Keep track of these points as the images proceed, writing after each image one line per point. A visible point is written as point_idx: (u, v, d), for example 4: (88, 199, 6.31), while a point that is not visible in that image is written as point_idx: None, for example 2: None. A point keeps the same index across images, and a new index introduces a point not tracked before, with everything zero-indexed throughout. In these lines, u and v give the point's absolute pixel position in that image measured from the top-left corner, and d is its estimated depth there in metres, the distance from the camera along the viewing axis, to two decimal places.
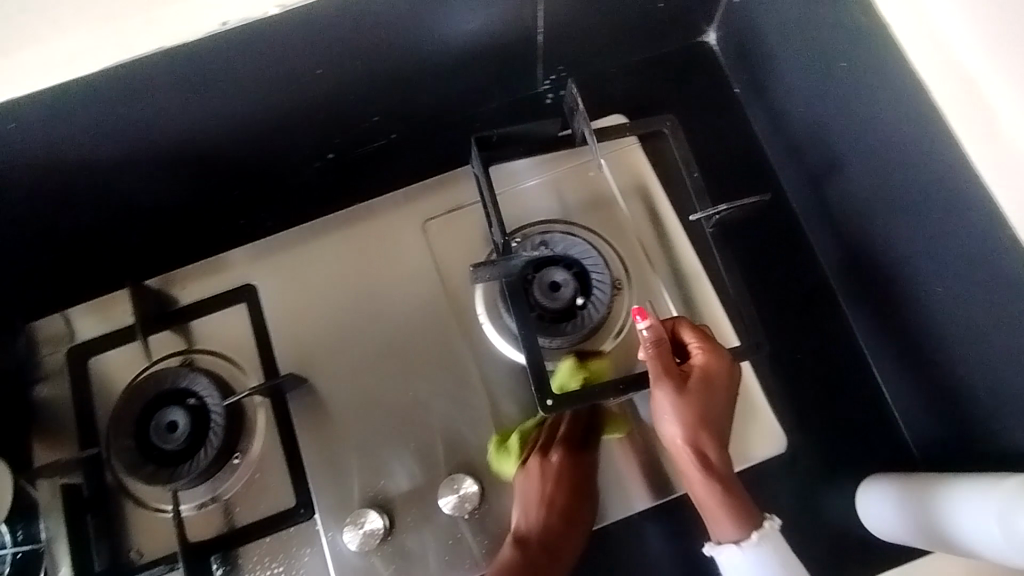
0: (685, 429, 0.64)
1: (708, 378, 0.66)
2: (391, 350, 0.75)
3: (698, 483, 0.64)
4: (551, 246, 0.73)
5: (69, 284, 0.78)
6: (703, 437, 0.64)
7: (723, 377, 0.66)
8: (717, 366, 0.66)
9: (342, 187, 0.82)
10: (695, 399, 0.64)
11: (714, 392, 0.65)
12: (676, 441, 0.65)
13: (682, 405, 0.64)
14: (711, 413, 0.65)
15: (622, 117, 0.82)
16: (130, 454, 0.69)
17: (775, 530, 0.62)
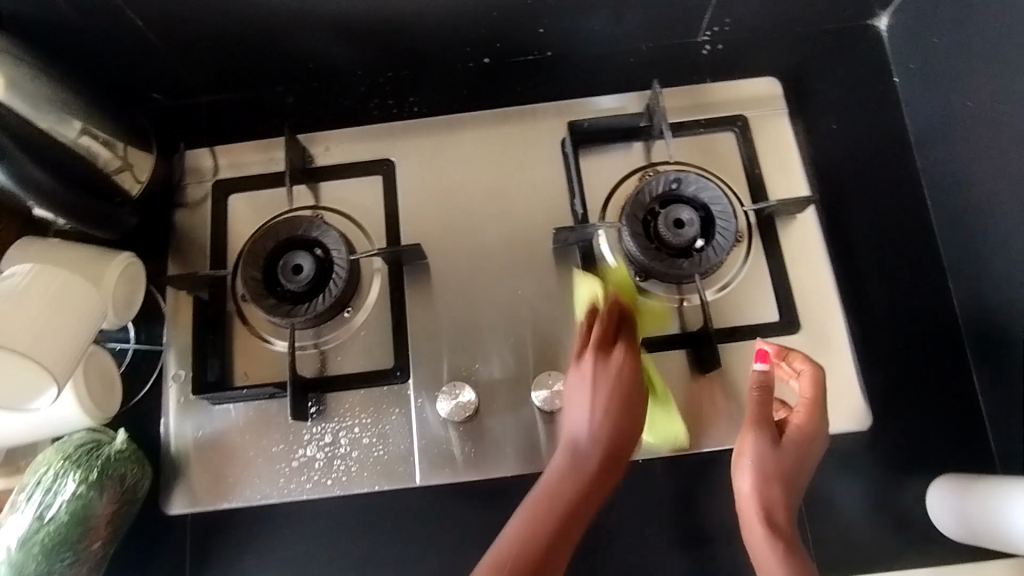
0: (763, 482, 0.61)
1: (805, 439, 0.63)
2: (506, 251, 0.78)
3: (758, 540, 0.61)
4: (683, 186, 0.75)
5: (227, 125, 0.85)
6: (782, 492, 0.61)
7: (817, 440, 0.64)
8: (812, 427, 0.63)
9: (487, 93, 0.85)
10: (785, 457, 0.62)
11: (803, 453, 0.63)
12: (747, 491, 0.62)
13: (771, 458, 0.61)
14: (795, 473, 0.62)
15: (776, 82, 0.82)
16: (256, 284, 0.73)
17: None
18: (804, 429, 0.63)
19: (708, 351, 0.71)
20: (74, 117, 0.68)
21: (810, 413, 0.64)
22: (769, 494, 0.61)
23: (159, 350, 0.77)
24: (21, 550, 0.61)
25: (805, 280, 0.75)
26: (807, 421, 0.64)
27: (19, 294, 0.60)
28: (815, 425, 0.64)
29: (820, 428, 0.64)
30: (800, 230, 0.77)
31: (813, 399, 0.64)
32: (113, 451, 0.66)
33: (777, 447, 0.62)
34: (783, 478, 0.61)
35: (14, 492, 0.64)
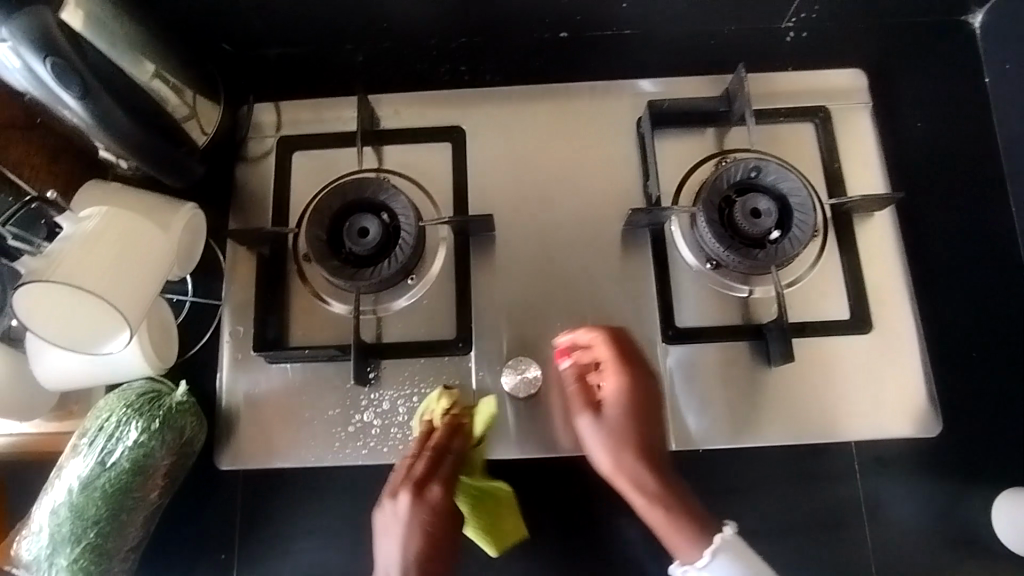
0: (611, 453, 0.63)
1: (623, 398, 0.65)
2: (572, 228, 0.77)
3: (642, 509, 0.63)
4: (762, 175, 0.73)
5: (294, 80, 0.82)
6: (635, 456, 0.63)
7: (648, 399, 0.65)
8: (624, 388, 0.65)
9: (562, 65, 0.83)
10: (618, 425, 0.64)
11: (636, 418, 0.64)
12: (604, 467, 0.64)
13: (607, 432, 0.64)
14: (638, 432, 0.64)
15: (861, 74, 0.80)
16: (320, 245, 0.72)
17: (731, 539, 0.61)
18: (616, 392, 0.65)
19: (776, 344, 0.69)
20: (146, 58, 0.65)
21: (620, 376, 0.65)
22: (621, 469, 0.63)
23: (217, 305, 0.76)
24: (82, 494, 0.61)
25: (879, 279, 0.74)
26: (619, 388, 0.65)
27: (91, 237, 0.58)
28: (635, 383, 0.65)
29: (642, 385, 0.65)
30: (877, 228, 0.75)
31: (611, 361, 0.66)
32: (174, 402, 0.65)
33: (604, 418, 0.65)
34: (629, 448, 0.63)
35: (74, 436, 0.64)
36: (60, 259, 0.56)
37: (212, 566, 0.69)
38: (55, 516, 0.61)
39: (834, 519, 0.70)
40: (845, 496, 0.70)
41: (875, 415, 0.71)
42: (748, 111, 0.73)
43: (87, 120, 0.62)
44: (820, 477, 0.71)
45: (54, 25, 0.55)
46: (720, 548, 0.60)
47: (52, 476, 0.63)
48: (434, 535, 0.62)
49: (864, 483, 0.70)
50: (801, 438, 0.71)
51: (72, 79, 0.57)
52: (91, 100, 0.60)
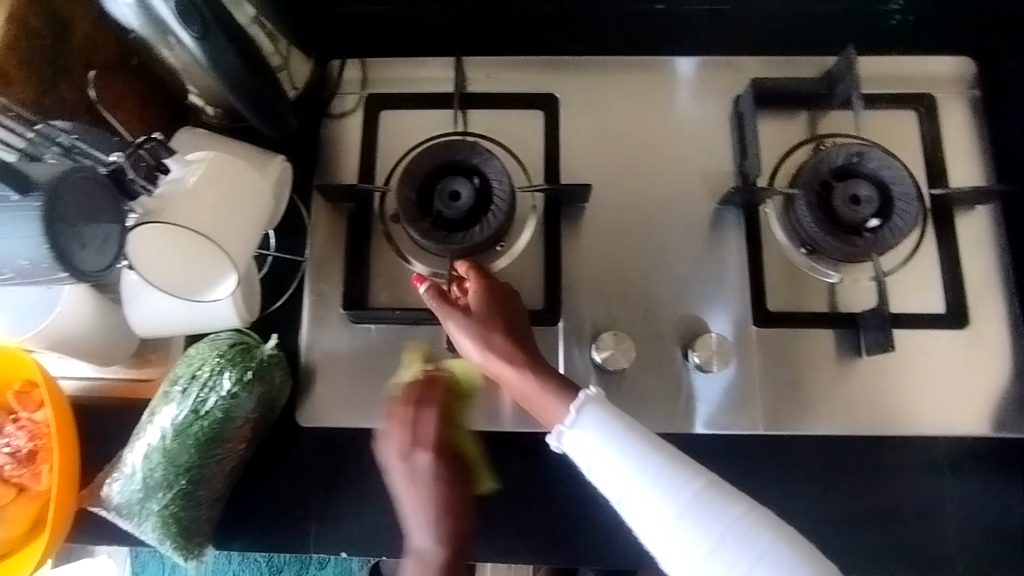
0: (477, 339, 0.61)
1: (482, 295, 0.63)
2: (663, 203, 0.76)
3: (515, 384, 0.60)
4: (863, 161, 0.71)
5: (383, 38, 0.81)
6: (502, 336, 0.61)
7: (490, 283, 0.64)
8: (431, 277, 0.63)
9: (659, 37, 0.81)
10: (486, 316, 0.62)
11: (445, 294, 0.63)
12: (474, 354, 0.62)
13: (473, 321, 0.61)
14: (504, 321, 0.63)
15: (969, 62, 0.77)
16: (410, 205, 0.70)
17: (598, 394, 0.55)
18: (484, 301, 0.63)
19: (873, 333, 0.68)
20: (249, 2, 0.64)
21: (431, 278, 0.63)
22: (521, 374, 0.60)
23: (299, 262, 0.75)
24: (176, 440, 0.61)
25: (977, 273, 0.72)
26: (430, 281, 0.63)
27: (202, 185, 0.56)
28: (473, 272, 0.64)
29: (491, 281, 0.64)
30: (978, 221, 0.73)
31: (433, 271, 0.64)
32: (265, 354, 0.64)
33: (472, 317, 0.62)
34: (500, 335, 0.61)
35: (165, 383, 0.64)
36: (174, 201, 0.55)
37: (290, 522, 0.69)
38: (149, 461, 0.61)
39: (921, 514, 0.68)
40: (933, 492, 0.69)
41: (964, 411, 0.70)
42: (857, 94, 0.71)
43: (201, 63, 0.59)
44: (907, 471, 0.70)
45: None
46: (585, 400, 0.54)
47: (144, 422, 0.63)
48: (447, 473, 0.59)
49: (952, 480, 0.69)
50: (889, 429, 0.70)
51: (194, 17, 0.55)
52: (209, 43, 0.57)
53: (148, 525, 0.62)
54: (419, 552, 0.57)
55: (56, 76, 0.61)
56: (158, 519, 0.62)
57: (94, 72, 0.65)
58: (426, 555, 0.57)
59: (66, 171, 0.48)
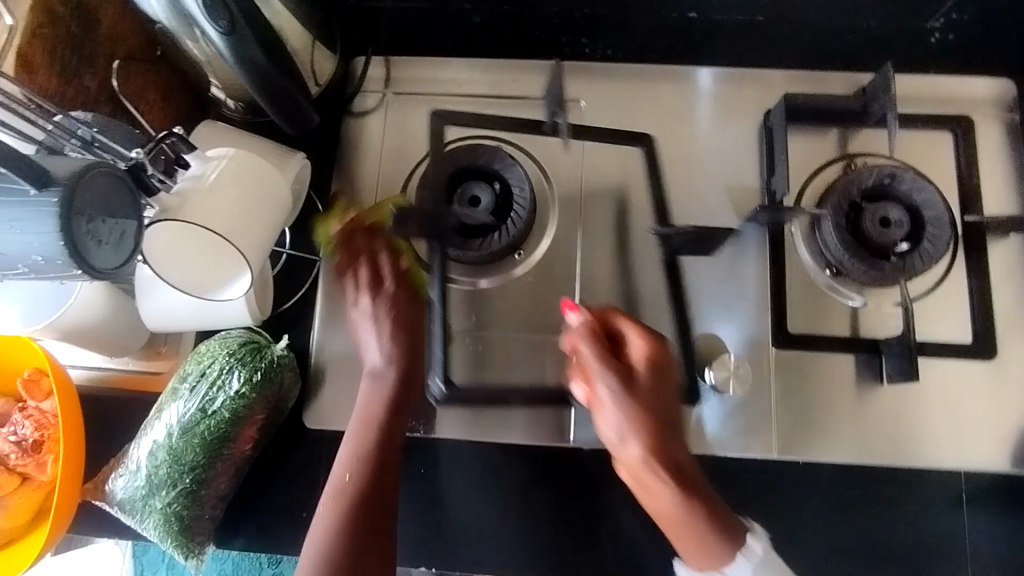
0: (638, 431, 0.57)
1: (655, 375, 0.59)
2: (685, 216, 0.74)
3: (662, 500, 0.58)
4: (896, 183, 0.69)
5: (408, 35, 0.79)
6: (662, 434, 0.58)
7: (663, 367, 0.59)
8: (595, 341, 0.59)
9: (689, 45, 0.79)
10: (646, 399, 0.58)
11: (627, 372, 0.58)
12: (633, 454, 0.57)
13: (637, 403, 0.57)
14: (664, 410, 0.59)
15: (1010, 85, 0.75)
16: (429, 210, 0.69)
17: (764, 547, 0.57)
18: (651, 371, 0.59)
19: (896, 361, 0.66)
20: None
21: (598, 339, 0.59)
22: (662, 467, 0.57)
23: (315, 260, 0.75)
24: (182, 438, 0.61)
25: (1005, 304, 0.70)
26: (595, 345, 0.59)
27: (219, 179, 0.55)
28: (652, 349, 0.59)
29: (663, 355, 0.59)
30: (1010, 250, 0.71)
31: (596, 332, 0.60)
32: (275, 355, 0.64)
33: (633, 388, 0.58)
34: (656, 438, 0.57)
35: (174, 379, 0.64)
36: (192, 199, 0.54)
37: (292, 523, 0.68)
38: (154, 458, 0.61)
39: (935, 548, 0.67)
40: (948, 525, 0.67)
41: (986, 445, 0.68)
42: (891, 111, 0.68)
43: (226, 57, 0.57)
44: (923, 503, 0.68)
45: None
46: (761, 561, 0.57)
47: (151, 417, 0.63)
48: (394, 399, 0.65)
49: (969, 515, 0.68)
50: (906, 460, 0.68)
51: (221, 11, 0.53)
52: (235, 38, 0.55)
53: (150, 521, 0.61)
54: (334, 485, 0.61)
55: (79, 65, 0.61)
56: (160, 515, 0.61)
57: (118, 61, 0.64)
58: (339, 488, 0.61)
59: (84, 167, 0.46)
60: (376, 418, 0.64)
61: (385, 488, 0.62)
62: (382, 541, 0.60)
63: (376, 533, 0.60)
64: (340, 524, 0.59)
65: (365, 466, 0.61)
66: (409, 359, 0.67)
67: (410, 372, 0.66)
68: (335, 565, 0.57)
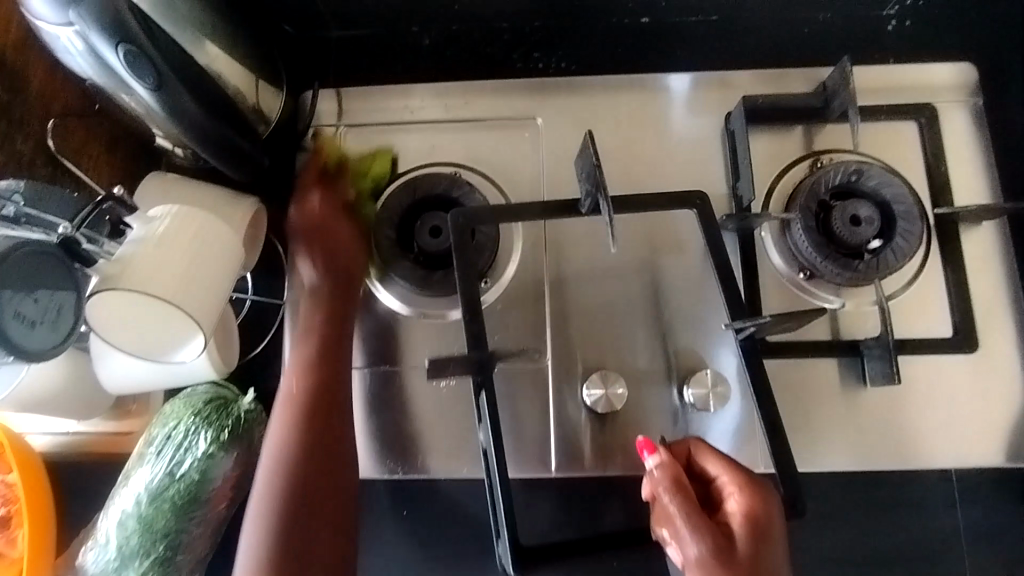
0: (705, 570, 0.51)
1: (742, 517, 0.54)
2: (653, 228, 0.72)
3: None
4: (863, 180, 0.68)
5: (357, 65, 0.77)
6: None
7: (766, 528, 0.54)
8: (687, 499, 0.54)
9: (643, 52, 0.77)
10: (717, 538, 0.52)
11: (718, 533, 0.53)
12: None
13: (706, 541, 0.52)
14: (741, 550, 0.52)
15: (971, 68, 0.73)
16: (390, 246, 0.67)
17: None
18: (748, 529, 0.54)
19: (878, 363, 0.65)
20: (207, 40, 0.61)
21: (683, 490, 0.54)
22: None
23: (279, 304, 0.73)
24: (151, 505, 0.59)
25: (983, 292, 0.69)
26: (682, 499, 0.54)
27: (163, 240, 0.54)
28: (750, 505, 0.55)
29: (762, 509, 0.55)
30: (984, 237, 0.70)
31: (679, 480, 0.55)
32: (242, 410, 0.62)
33: (697, 522, 0.53)
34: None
35: (141, 443, 0.62)
36: (132, 264, 0.52)
37: None
38: (123, 529, 0.59)
39: (929, 548, 0.66)
40: (942, 523, 0.66)
41: (973, 439, 0.67)
42: (852, 107, 0.67)
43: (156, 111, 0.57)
44: (915, 502, 0.67)
45: (128, 12, 0.51)
46: None
47: (118, 485, 0.61)
48: (321, 329, 0.65)
49: (963, 511, 0.67)
50: (896, 461, 0.67)
51: (146, 70, 0.52)
52: (164, 93, 0.55)
53: None
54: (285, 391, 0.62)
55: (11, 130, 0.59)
56: None
57: (53, 120, 0.63)
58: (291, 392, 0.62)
59: (6, 250, 0.48)
60: (307, 359, 0.63)
61: (325, 433, 0.60)
62: (318, 476, 0.58)
63: (315, 477, 0.58)
64: (276, 487, 0.57)
65: (295, 406, 0.60)
66: (340, 266, 0.67)
67: (337, 303, 0.66)
68: (277, 496, 0.56)
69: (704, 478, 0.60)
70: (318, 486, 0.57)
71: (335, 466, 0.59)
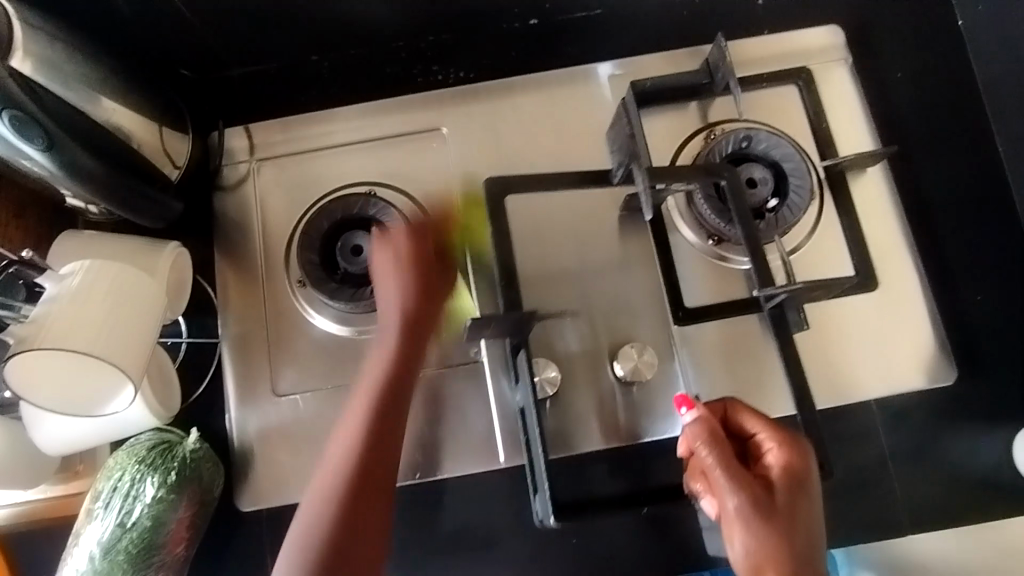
0: (750, 531, 0.52)
1: (783, 475, 0.56)
2: (568, 217, 0.75)
3: None
4: (753, 144, 0.72)
5: (262, 101, 0.79)
6: (778, 537, 0.52)
7: (804, 483, 0.56)
8: (724, 452, 0.55)
9: (537, 52, 0.81)
10: (762, 498, 0.53)
11: (757, 486, 0.54)
12: (741, 559, 0.52)
13: (752, 503, 0.53)
14: (783, 508, 0.54)
15: (838, 28, 0.79)
16: (315, 269, 0.69)
17: None
18: (787, 481, 0.55)
19: (789, 313, 0.69)
20: (102, 95, 0.62)
21: (719, 444, 0.56)
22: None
23: (215, 342, 0.74)
24: (105, 559, 0.59)
25: (877, 233, 0.74)
26: (720, 453, 0.55)
27: (80, 296, 0.55)
28: (790, 460, 0.56)
29: (800, 463, 0.56)
30: (871, 182, 0.75)
31: (715, 434, 0.57)
32: (187, 451, 0.63)
33: (743, 480, 0.54)
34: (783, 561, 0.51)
35: (89, 499, 0.62)
36: (47, 323, 0.53)
37: None
38: None
39: (863, 478, 0.70)
40: (872, 453, 0.71)
41: (888, 369, 0.72)
42: (732, 79, 0.70)
43: (55, 172, 0.58)
44: (846, 438, 0.71)
45: (8, 76, 0.51)
46: None
47: (70, 544, 0.61)
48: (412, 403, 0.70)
49: (889, 439, 0.71)
50: (820, 401, 0.71)
51: (35, 131, 0.54)
52: (58, 152, 0.56)
53: None
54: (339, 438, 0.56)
55: None
56: None
57: None
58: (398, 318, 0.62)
59: None
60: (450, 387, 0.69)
61: (377, 440, 0.55)
62: (374, 518, 0.53)
63: (371, 498, 0.53)
64: (332, 511, 0.52)
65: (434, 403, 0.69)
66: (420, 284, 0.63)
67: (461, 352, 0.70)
68: (328, 539, 0.51)
69: (740, 436, 0.61)
70: (369, 463, 0.54)
71: (389, 425, 0.56)
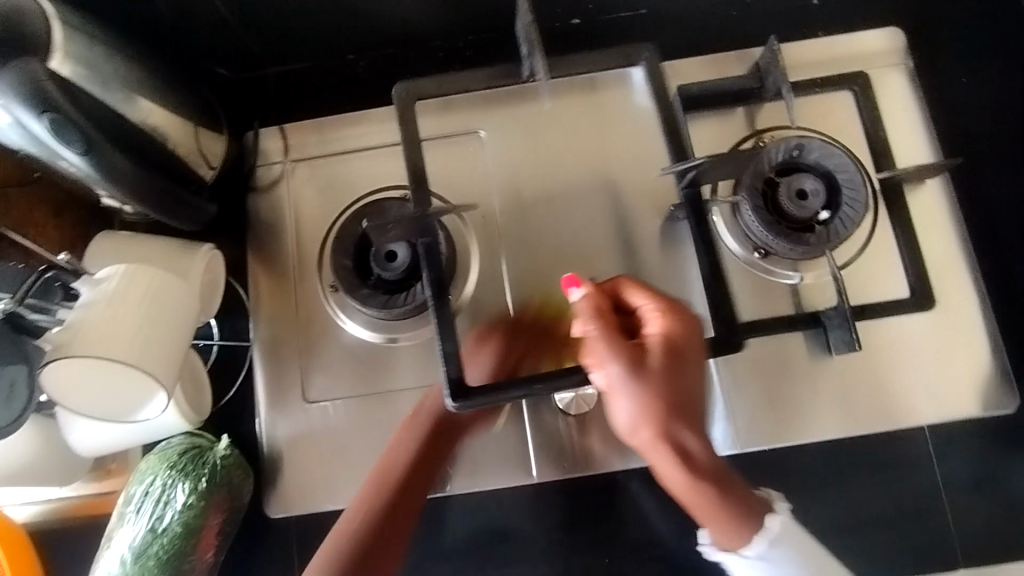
0: (627, 396, 0.52)
1: (663, 342, 0.54)
2: (604, 224, 0.73)
3: (665, 466, 0.54)
4: (805, 153, 0.67)
5: (296, 103, 0.78)
6: (653, 398, 0.52)
7: (684, 348, 0.54)
8: (606, 324, 0.54)
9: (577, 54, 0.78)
10: (636, 360, 0.53)
11: (631, 352, 0.53)
12: (621, 421, 0.53)
13: (627, 367, 0.52)
14: (662, 372, 0.53)
15: (898, 30, 0.75)
16: (347, 274, 0.68)
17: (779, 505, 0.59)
18: (663, 347, 0.54)
19: (839, 333, 0.65)
20: (139, 94, 0.61)
21: (602, 317, 0.54)
22: (668, 441, 0.53)
23: (247, 345, 0.73)
24: (136, 563, 0.59)
25: (935, 249, 0.70)
26: (600, 324, 0.54)
27: (117, 299, 0.54)
28: (670, 328, 0.55)
29: (679, 331, 0.55)
30: (929, 196, 0.71)
31: (600, 309, 0.55)
32: (218, 457, 0.62)
33: (619, 347, 0.53)
34: (659, 416, 0.52)
35: (121, 503, 0.62)
36: (82, 330, 0.53)
37: None
38: None
39: (912, 506, 0.67)
40: (922, 482, 0.68)
41: (943, 396, 0.68)
42: (784, 84, 0.67)
43: (93, 174, 0.58)
44: (893, 464, 0.68)
45: (48, 78, 0.51)
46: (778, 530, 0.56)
47: (102, 547, 0.61)
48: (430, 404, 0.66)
49: (941, 468, 0.68)
50: (870, 426, 0.67)
51: (73, 135, 0.53)
52: (95, 155, 0.56)
53: None
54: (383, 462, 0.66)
55: None
56: None
57: None
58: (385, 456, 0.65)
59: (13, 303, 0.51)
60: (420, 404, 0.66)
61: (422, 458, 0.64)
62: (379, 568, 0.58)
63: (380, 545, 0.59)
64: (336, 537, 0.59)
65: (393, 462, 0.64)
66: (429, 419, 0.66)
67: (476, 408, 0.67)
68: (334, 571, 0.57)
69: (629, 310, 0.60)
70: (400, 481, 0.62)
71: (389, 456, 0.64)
